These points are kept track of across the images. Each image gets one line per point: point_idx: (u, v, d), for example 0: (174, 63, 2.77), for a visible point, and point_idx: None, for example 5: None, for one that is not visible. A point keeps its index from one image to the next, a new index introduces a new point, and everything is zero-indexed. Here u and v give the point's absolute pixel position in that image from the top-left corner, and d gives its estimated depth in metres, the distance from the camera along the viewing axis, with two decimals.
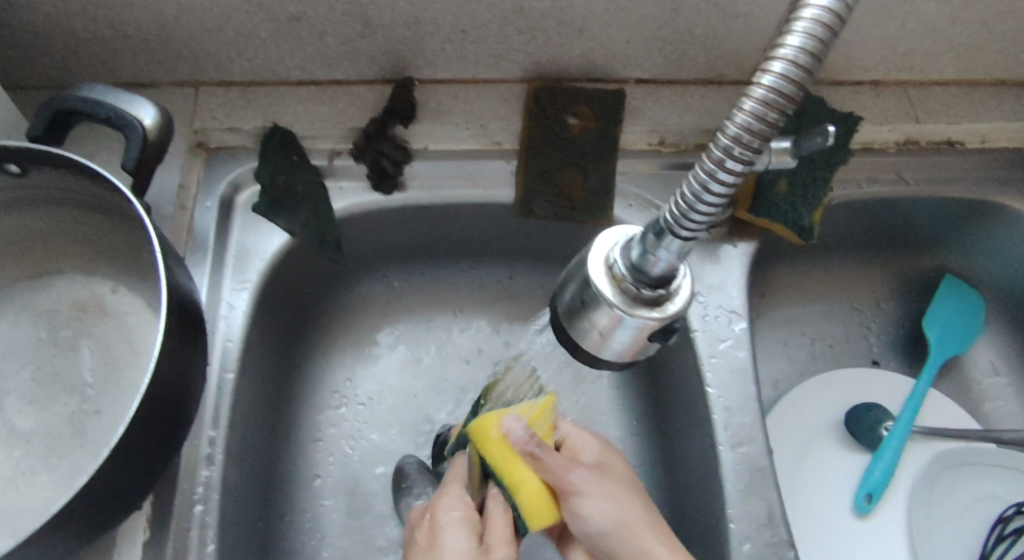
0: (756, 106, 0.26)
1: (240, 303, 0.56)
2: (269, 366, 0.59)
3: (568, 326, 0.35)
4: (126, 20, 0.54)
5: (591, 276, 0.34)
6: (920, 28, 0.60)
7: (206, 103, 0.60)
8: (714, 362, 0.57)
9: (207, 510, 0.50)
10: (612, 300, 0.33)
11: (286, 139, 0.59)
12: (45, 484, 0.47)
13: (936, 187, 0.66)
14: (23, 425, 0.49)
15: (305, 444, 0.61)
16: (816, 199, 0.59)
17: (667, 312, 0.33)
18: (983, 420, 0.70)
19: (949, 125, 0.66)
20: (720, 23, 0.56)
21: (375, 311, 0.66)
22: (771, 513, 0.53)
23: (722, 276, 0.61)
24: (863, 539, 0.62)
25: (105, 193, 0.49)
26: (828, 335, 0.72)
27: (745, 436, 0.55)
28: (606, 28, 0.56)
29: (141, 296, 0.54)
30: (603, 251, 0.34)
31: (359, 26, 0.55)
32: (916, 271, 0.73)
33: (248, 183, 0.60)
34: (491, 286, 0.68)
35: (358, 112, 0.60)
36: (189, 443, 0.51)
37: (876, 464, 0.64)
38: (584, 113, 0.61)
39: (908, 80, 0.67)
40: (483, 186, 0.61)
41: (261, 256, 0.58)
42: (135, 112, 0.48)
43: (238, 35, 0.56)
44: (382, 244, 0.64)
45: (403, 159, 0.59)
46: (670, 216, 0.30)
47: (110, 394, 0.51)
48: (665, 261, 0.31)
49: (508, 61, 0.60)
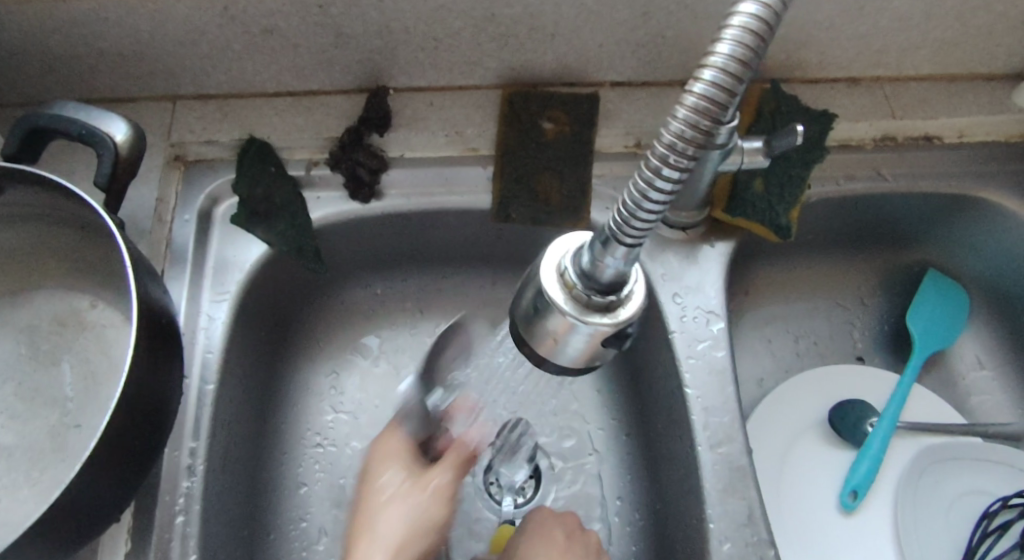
0: (689, 113, 0.26)
1: (220, 315, 0.56)
2: (250, 377, 0.59)
3: (526, 334, 0.36)
4: (101, 37, 0.54)
5: (543, 284, 0.34)
6: (893, 24, 0.60)
7: (183, 116, 0.61)
8: (692, 363, 0.58)
9: (187, 521, 0.50)
10: (565, 307, 0.33)
11: (263, 151, 0.60)
12: (27, 499, 0.48)
13: (916, 182, 0.66)
14: (6, 440, 0.50)
15: (289, 453, 0.61)
16: (791, 198, 0.60)
17: (618, 318, 0.33)
18: (969, 415, 0.70)
19: (927, 120, 0.66)
20: (691, 25, 0.56)
21: (358, 318, 0.67)
22: (751, 512, 0.53)
23: (699, 276, 0.61)
24: (848, 537, 0.62)
25: (81, 208, 0.49)
26: (811, 332, 0.72)
27: (724, 436, 0.55)
28: (577, 32, 0.57)
29: (120, 309, 0.54)
30: (555, 258, 0.34)
31: (331, 36, 0.56)
32: (899, 267, 0.73)
33: (226, 195, 0.60)
34: (473, 291, 0.68)
35: (334, 121, 0.60)
36: (170, 455, 0.52)
37: (860, 460, 0.64)
38: (558, 117, 0.61)
39: (885, 76, 0.67)
40: (460, 193, 0.61)
41: (240, 267, 0.58)
42: (107, 128, 0.48)
43: (212, 49, 0.56)
44: (361, 252, 0.64)
45: (379, 168, 0.60)
46: (615, 224, 0.30)
47: (91, 407, 0.51)
48: (613, 267, 0.31)
49: (482, 67, 0.60)
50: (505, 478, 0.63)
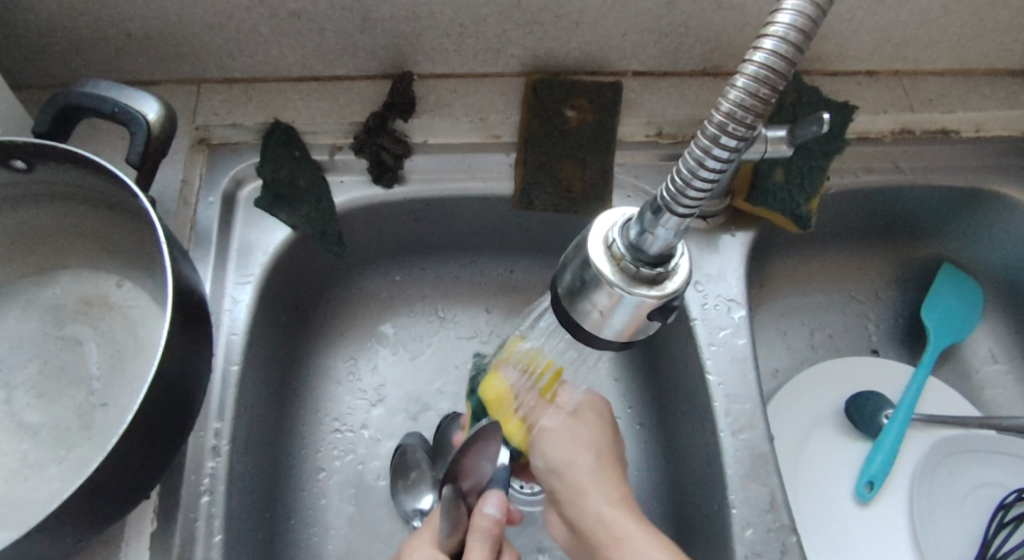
0: (749, 82, 0.26)
1: (243, 297, 0.56)
2: (272, 361, 0.59)
3: (569, 307, 0.36)
4: (130, 18, 0.55)
5: (590, 256, 0.34)
6: (914, 17, 0.61)
7: (208, 100, 0.61)
8: (714, 350, 0.58)
9: (213, 501, 0.50)
10: (611, 279, 0.33)
11: (287, 135, 0.60)
12: (53, 476, 0.48)
13: (933, 175, 0.66)
14: (32, 418, 0.50)
15: (309, 437, 0.61)
16: (812, 188, 0.60)
17: (666, 290, 0.34)
18: (983, 408, 0.71)
19: (944, 114, 0.67)
20: (716, 14, 0.57)
21: (377, 305, 0.67)
22: (773, 498, 0.53)
23: (720, 265, 0.61)
24: (864, 527, 0.63)
25: (111, 187, 0.49)
26: (827, 325, 0.73)
27: (746, 423, 0.56)
28: (602, 20, 0.57)
29: (146, 289, 0.54)
30: (602, 231, 0.35)
31: (358, 21, 0.56)
32: (914, 260, 0.74)
33: (250, 179, 0.60)
34: (492, 279, 0.68)
35: (358, 106, 0.61)
36: (195, 435, 0.52)
37: (877, 452, 0.64)
38: (582, 105, 0.61)
39: (902, 70, 0.68)
40: (482, 179, 0.61)
41: (264, 250, 0.58)
42: (140, 106, 0.48)
43: (239, 33, 0.56)
44: (382, 238, 0.64)
45: (402, 153, 0.60)
46: (667, 194, 0.30)
47: (117, 386, 0.51)
48: (663, 238, 0.32)
49: (506, 55, 0.60)
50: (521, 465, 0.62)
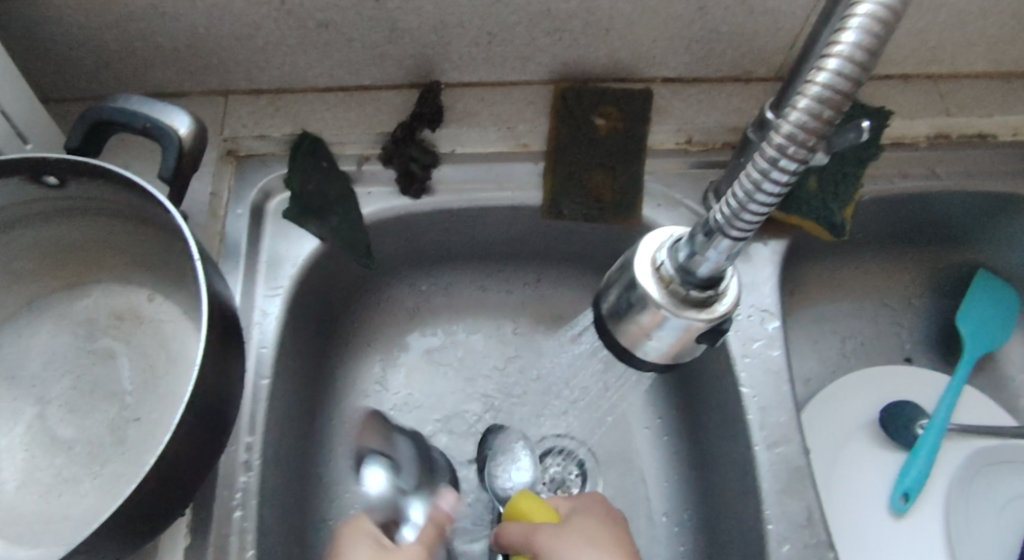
0: (812, 104, 0.26)
1: (273, 309, 0.56)
2: (300, 373, 0.59)
3: (612, 327, 0.36)
4: (158, 32, 0.54)
5: (636, 277, 0.34)
6: (951, 20, 0.60)
7: (235, 111, 0.61)
8: (747, 361, 0.57)
9: (245, 515, 0.50)
10: (660, 301, 0.33)
11: (315, 146, 0.60)
12: (88, 492, 0.48)
13: (971, 180, 0.65)
14: (66, 433, 0.50)
15: (336, 449, 0.61)
16: (846, 195, 0.59)
17: (715, 314, 0.33)
18: (1020, 418, 0.69)
19: (981, 118, 0.65)
20: (748, 20, 0.56)
21: (404, 315, 0.67)
22: (810, 514, 0.52)
23: (753, 274, 0.60)
24: (900, 539, 0.62)
25: (143, 202, 0.49)
26: (858, 333, 0.71)
27: (781, 436, 0.55)
28: (632, 27, 0.56)
29: (177, 303, 0.54)
30: (649, 252, 0.34)
31: (386, 31, 0.55)
32: (948, 267, 0.72)
33: (278, 190, 0.60)
34: (519, 288, 0.68)
35: (385, 116, 0.60)
36: (227, 449, 0.52)
37: (913, 465, 0.63)
38: (610, 114, 0.61)
39: (937, 73, 0.66)
40: (512, 189, 0.61)
41: (293, 261, 0.58)
42: (171, 122, 0.48)
43: (267, 44, 0.56)
44: (409, 249, 0.64)
45: (431, 163, 0.60)
46: (720, 217, 0.29)
47: (149, 401, 0.51)
48: (714, 262, 0.31)
49: (533, 63, 0.60)
50: (551, 476, 0.61)
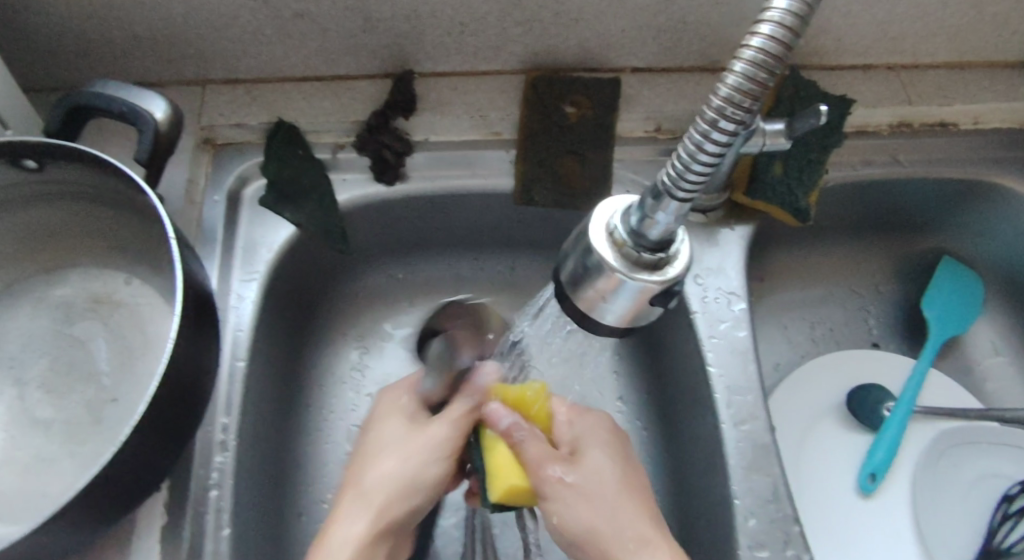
0: (746, 67, 0.27)
1: (248, 294, 0.57)
2: (278, 357, 0.60)
3: (571, 293, 0.37)
4: (137, 21, 0.56)
5: (592, 243, 0.35)
6: (911, 11, 0.62)
7: (213, 101, 0.62)
8: (714, 342, 0.58)
9: (221, 494, 0.51)
10: (614, 264, 0.34)
11: (291, 134, 0.61)
12: (64, 470, 0.48)
13: (933, 167, 0.67)
14: (42, 414, 0.51)
15: (313, 433, 0.62)
16: (811, 181, 0.60)
17: (667, 276, 0.34)
18: (985, 400, 0.71)
19: (942, 106, 0.67)
20: (714, 11, 0.57)
21: (382, 302, 0.68)
22: (776, 489, 0.53)
23: (720, 258, 0.62)
24: (867, 519, 0.63)
25: (120, 185, 0.50)
26: (828, 318, 0.73)
27: (748, 414, 0.56)
28: (601, 17, 0.58)
29: (154, 287, 0.55)
30: (604, 217, 0.36)
31: (361, 21, 0.57)
32: (914, 253, 0.74)
33: (255, 178, 0.61)
34: (495, 276, 0.69)
35: (361, 105, 0.62)
36: (203, 430, 0.52)
37: (879, 444, 0.65)
38: (580, 102, 0.62)
39: (900, 64, 0.68)
40: (485, 175, 0.62)
41: (269, 247, 0.59)
42: (147, 106, 0.49)
43: (244, 34, 0.57)
44: (385, 236, 0.65)
45: (404, 151, 0.61)
46: (667, 179, 0.31)
47: (126, 382, 0.52)
48: (663, 223, 0.32)
49: (506, 53, 0.61)
50: None
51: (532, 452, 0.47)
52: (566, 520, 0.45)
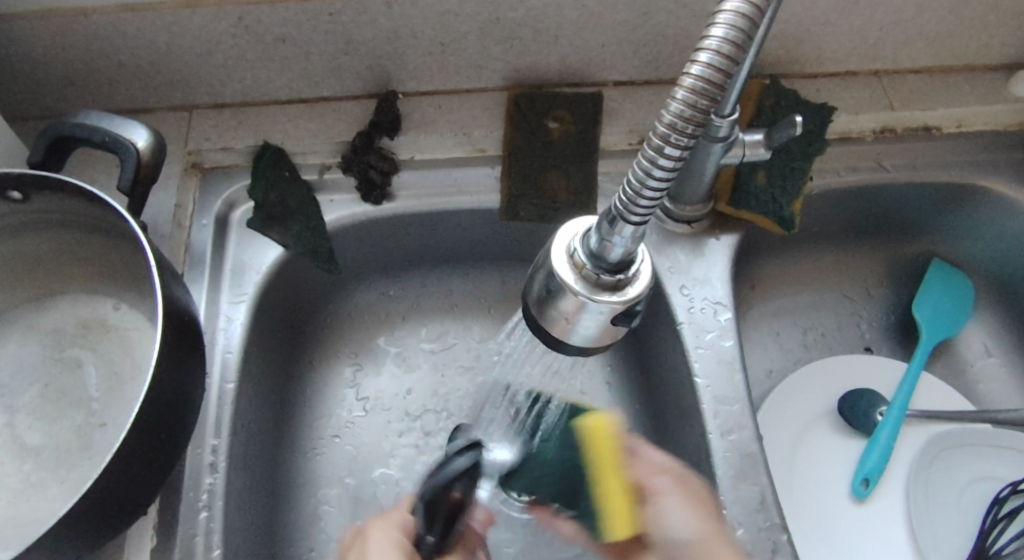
0: (687, 95, 0.28)
1: (238, 316, 0.58)
2: (269, 377, 0.61)
3: (537, 315, 0.37)
4: (121, 50, 0.56)
5: (554, 267, 0.35)
6: (889, 17, 0.62)
7: (200, 126, 0.63)
8: (700, 353, 0.59)
9: (211, 516, 0.51)
10: (575, 288, 0.34)
11: (276, 157, 0.61)
12: (55, 496, 0.49)
13: (918, 172, 0.67)
14: (33, 440, 0.51)
15: (305, 451, 0.63)
16: (794, 189, 0.61)
17: (627, 296, 0.35)
18: (979, 402, 0.71)
19: (925, 111, 0.67)
20: (691, 23, 0.58)
21: (372, 320, 0.68)
22: (764, 498, 0.54)
23: (706, 269, 0.62)
24: (861, 524, 0.63)
25: (104, 213, 0.51)
26: (819, 325, 0.73)
27: (735, 424, 0.56)
28: (579, 34, 0.58)
29: (143, 311, 0.56)
30: (564, 241, 0.36)
31: (342, 44, 0.58)
32: (903, 257, 0.74)
33: (242, 201, 0.62)
34: (484, 290, 0.69)
35: (346, 126, 0.62)
36: (192, 452, 0.53)
37: (872, 449, 0.65)
38: (563, 117, 0.63)
39: (882, 70, 0.69)
40: (470, 193, 0.62)
41: (257, 269, 0.59)
42: (130, 135, 0.50)
43: (227, 59, 0.58)
44: (373, 254, 0.65)
45: (390, 170, 0.61)
46: (620, 204, 0.31)
47: (115, 407, 0.52)
48: (621, 246, 0.33)
49: (488, 70, 0.62)
50: None
51: (642, 466, 0.46)
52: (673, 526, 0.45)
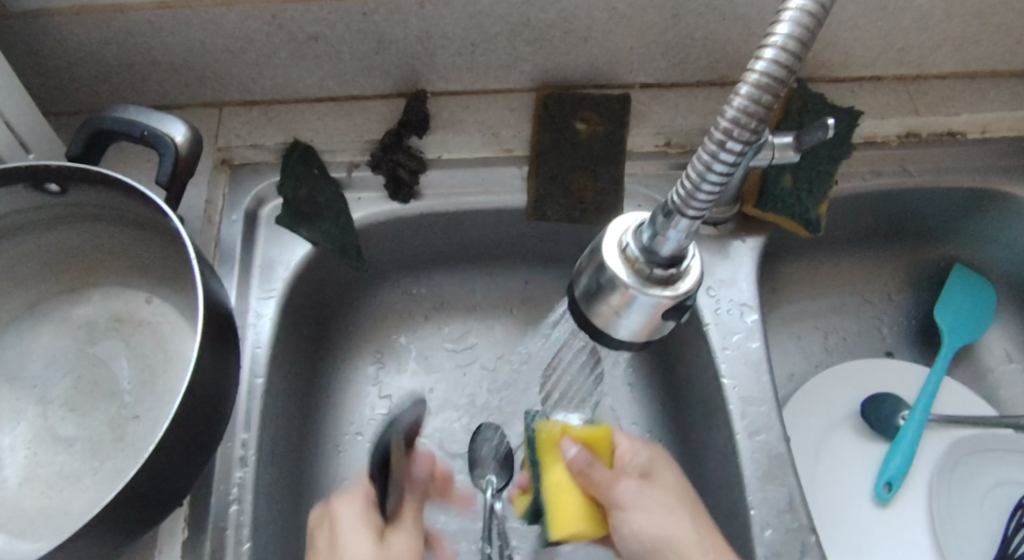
0: (751, 91, 0.28)
1: (267, 311, 0.58)
2: (296, 373, 0.61)
3: (585, 309, 0.38)
4: (156, 47, 0.57)
5: (605, 260, 0.36)
6: (915, 23, 0.62)
7: (230, 122, 0.63)
8: (727, 354, 0.59)
9: (241, 509, 0.51)
10: (627, 281, 0.35)
11: (306, 154, 0.62)
12: (88, 486, 0.49)
13: (942, 177, 0.67)
14: (66, 431, 0.51)
15: (330, 448, 0.63)
16: (821, 193, 0.61)
17: (679, 290, 0.35)
18: (1001, 407, 0.71)
19: (949, 116, 0.68)
20: (721, 26, 0.58)
21: (396, 318, 0.68)
22: (792, 499, 0.54)
23: (732, 270, 0.62)
24: (885, 527, 0.63)
25: (140, 206, 0.51)
26: (840, 328, 0.73)
27: (762, 424, 0.56)
28: (609, 36, 0.59)
29: (174, 305, 0.56)
30: (616, 235, 0.36)
31: (374, 43, 0.58)
32: (925, 262, 0.74)
33: (271, 197, 0.62)
34: (507, 290, 0.70)
35: (375, 125, 0.63)
36: (223, 446, 0.53)
37: (895, 452, 0.65)
38: (591, 118, 0.63)
39: (906, 75, 0.69)
40: (497, 193, 0.63)
41: (286, 265, 0.60)
42: (167, 130, 0.50)
43: (259, 57, 0.59)
44: (400, 253, 0.66)
45: (419, 168, 0.62)
46: (678, 198, 0.32)
47: (148, 399, 0.53)
48: (675, 241, 0.33)
49: (516, 71, 0.62)
50: None
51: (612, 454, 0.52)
52: (640, 530, 0.47)
